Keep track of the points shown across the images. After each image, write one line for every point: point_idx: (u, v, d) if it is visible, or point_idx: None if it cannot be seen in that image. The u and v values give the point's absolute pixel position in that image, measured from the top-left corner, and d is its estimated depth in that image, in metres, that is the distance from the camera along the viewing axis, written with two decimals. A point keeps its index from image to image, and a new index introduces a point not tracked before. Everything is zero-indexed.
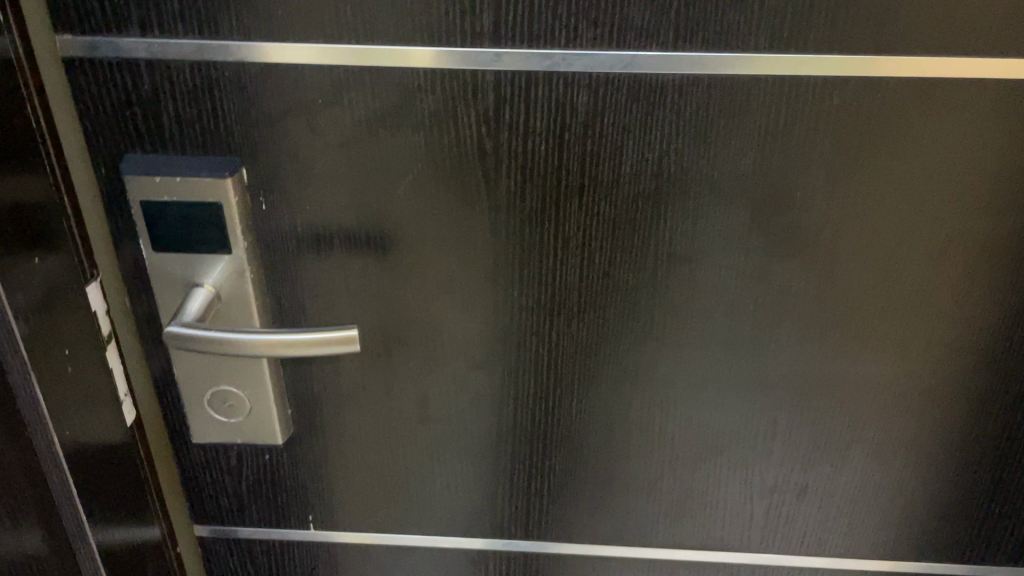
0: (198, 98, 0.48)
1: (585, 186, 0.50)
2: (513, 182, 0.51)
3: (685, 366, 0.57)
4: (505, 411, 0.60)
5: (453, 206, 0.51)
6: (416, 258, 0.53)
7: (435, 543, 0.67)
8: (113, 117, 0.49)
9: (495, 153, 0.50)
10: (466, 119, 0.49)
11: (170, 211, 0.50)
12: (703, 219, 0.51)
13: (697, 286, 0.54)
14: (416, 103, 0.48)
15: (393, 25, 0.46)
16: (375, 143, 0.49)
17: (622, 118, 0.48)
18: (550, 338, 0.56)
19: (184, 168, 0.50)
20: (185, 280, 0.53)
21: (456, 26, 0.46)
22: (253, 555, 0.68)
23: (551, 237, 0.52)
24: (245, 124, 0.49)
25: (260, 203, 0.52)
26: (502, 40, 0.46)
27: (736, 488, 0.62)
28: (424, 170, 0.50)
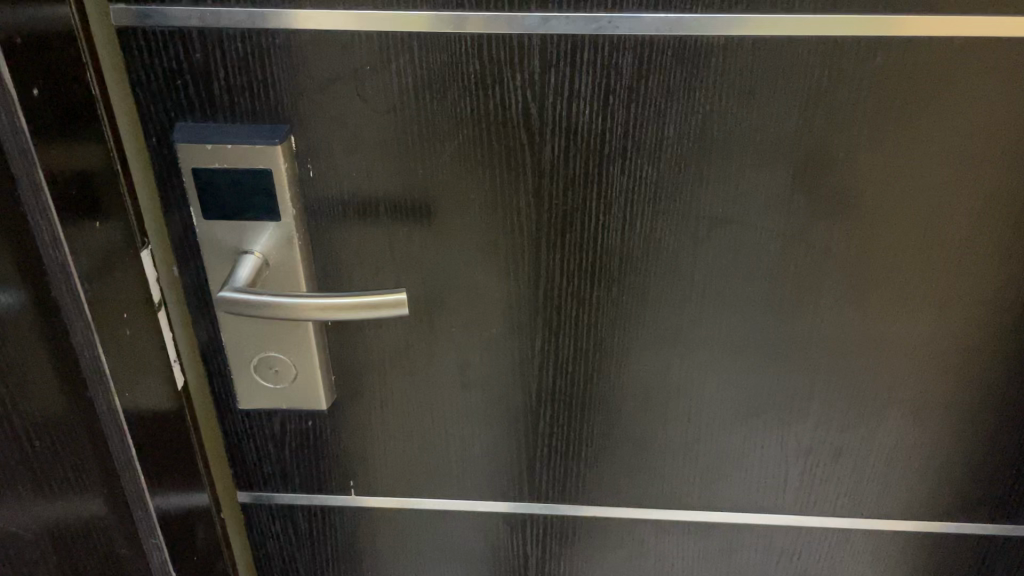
0: (248, 65, 0.49)
1: (629, 150, 0.51)
2: (557, 146, 0.51)
3: (723, 329, 0.58)
4: (544, 375, 0.61)
5: (498, 171, 0.52)
6: (460, 224, 0.54)
7: (473, 507, 0.68)
8: (164, 86, 0.50)
9: (540, 118, 0.50)
10: (511, 83, 0.49)
11: (219, 178, 0.51)
12: (744, 182, 0.52)
13: (737, 249, 0.54)
14: (462, 68, 0.49)
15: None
16: (422, 108, 0.50)
17: (666, 81, 0.49)
18: (591, 302, 0.57)
19: (232, 135, 0.51)
20: (233, 247, 0.54)
21: None
22: (295, 521, 0.70)
23: (594, 201, 0.53)
24: (294, 92, 0.50)
25: (308, 170, 0.53)
26: (548, 4, 0.47)
27: (772, 450, 0.63)
28: (469, 135, 0.51)
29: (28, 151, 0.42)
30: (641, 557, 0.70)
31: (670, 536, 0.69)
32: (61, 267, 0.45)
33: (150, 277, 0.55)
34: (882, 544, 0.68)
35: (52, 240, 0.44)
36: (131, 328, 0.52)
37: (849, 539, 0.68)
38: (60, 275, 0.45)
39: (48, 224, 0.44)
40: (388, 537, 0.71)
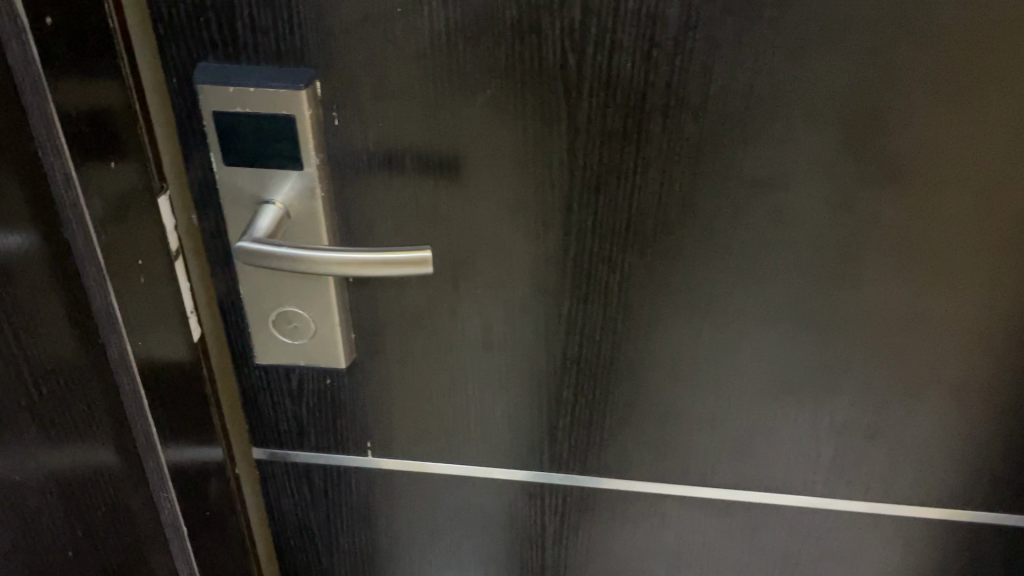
0: (274, 5, 0.47)
1: (670, 106, 0.48)
2: (596, 101, 0.49)
3: (759, 300, 0.55)
4: (570, 340, 0.59)
5: (532, 125, 0.50)
6: (489, 179, 0.52)
7: (491, 473, 0.66)
8: (186, 23, 0.48)
9: (578, 70, 0.48)
10: (549, 31, 0.47)
11: (241, 123, 0.50)
12: (791, 145, 0.49)
13: (778, 216, 0.52)
14: (499, 12, 0.46)
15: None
16: (453, 56, 0.48)
17: (714, 34, 0.46)
18: (622, 267, 0.55)
19: (256, 76, 0.49)
20: (254, 195, 0.53)
21: None
22: (310, 480, 0.68)
23: (630, 161, 0.51)
24: (321, 34, 0.48)
25: (332, 117, 0.51)
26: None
27: (804, 430, 0.61)
28: (501, 86, 0.49)
29: (40, 86, 0.41)
30: (662, 532, 0.68)
31: (692, 513, 0.67)
32: (74, 206, 0.44)
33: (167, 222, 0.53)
34: (911, 532, 0.66)
35: (64, 177, 0.43)
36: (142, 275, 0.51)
37: (879, 525, 0.66)
38: (72, 214, 0.44)
39: (59, 160, 0.43)
40: (403, 501, 0.69)
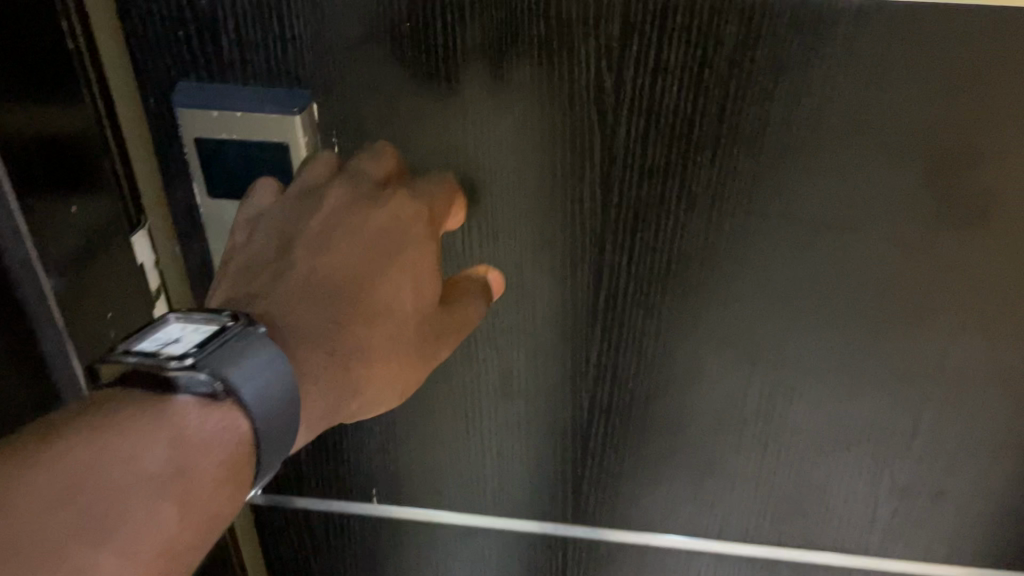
0: (265, 18, 0.41)
1: (723, 136, 0.42)
2: (636, 129, 0.42)
3: (815, 348, 0.49)
4: (599, 386, 0.53)
5: (561, 155, 0.43)
6: (512, 212, 0.46)
7: (508, 525, 0.61)
8: (164, 38, 0.42)
9: (616, 94, 0.41)
10: (583, 50, 0.40)
11: (228, 150, 0.44)
12: (862, 180, 0.42)
13: (842, 258, 0.45)
14: (525, 27, 0.40)
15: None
16: (472, 77, 0.41)
17: (779, 54, 0.39)
18: (660, 311, 0.49)
19: (243, 97, 0.42)
20: None
21: None
22: (310, 526, 0.63)
23: (674, 196, 0.44)
24: (320, 51, 0.41)
25: (331, 145, 0.45)
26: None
27: (859, 488, 0.54)
28: (527, 110, 0.42)
29: None
30: None
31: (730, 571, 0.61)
32: (26, 264, 0.39)
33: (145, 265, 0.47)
34: None
35: (14, 231, 0.38)
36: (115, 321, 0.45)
37: None
38: (25, 270, 0.40)
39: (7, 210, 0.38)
40: (412, 550, 0.64)
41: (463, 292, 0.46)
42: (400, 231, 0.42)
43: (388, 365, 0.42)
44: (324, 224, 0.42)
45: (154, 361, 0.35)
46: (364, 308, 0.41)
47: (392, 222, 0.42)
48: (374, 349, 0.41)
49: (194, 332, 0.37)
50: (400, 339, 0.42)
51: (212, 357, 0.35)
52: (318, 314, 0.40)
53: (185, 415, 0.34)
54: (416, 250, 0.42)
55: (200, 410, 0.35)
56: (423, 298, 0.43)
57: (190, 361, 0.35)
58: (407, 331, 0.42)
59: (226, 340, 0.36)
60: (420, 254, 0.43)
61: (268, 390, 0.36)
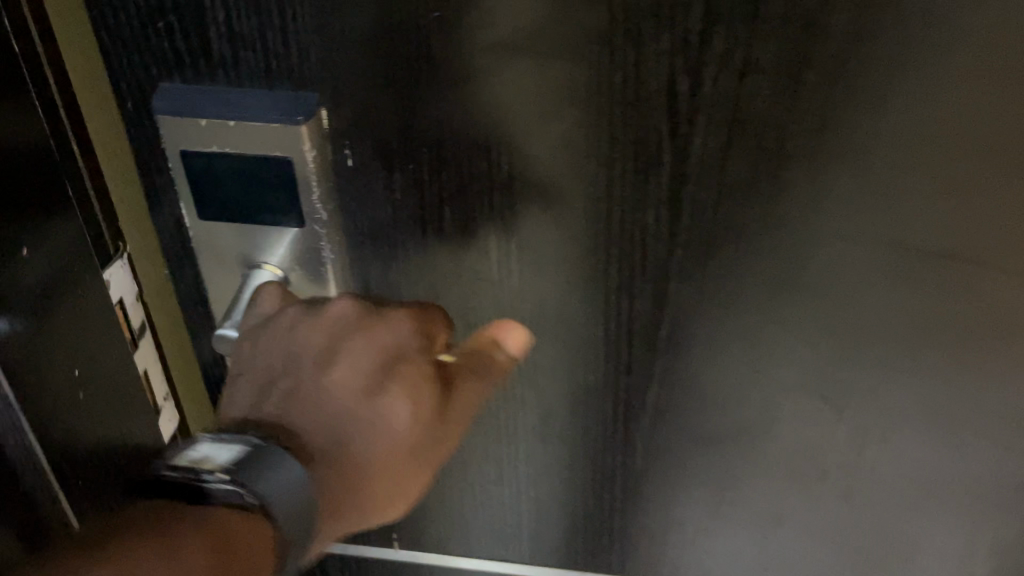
0: (260, 6, 0.33)
1: (821, 150, 0.34)
2: (714, 141, 0.34)
3: (914, 394, 0.41)
4: (655, 430, 0.46)
5: (621, 170, 0.36)
6: (560, 236, 0.39)
7: (547, 569, 0.54)
8: (139, 33, 0.34)
9: (692, 99, 0.33)
10: (652, 45, 0.32)
11: (220, 165, 0.36)
12: (992, 203, 0.35)
13: (957, 294, 0.38)
14: (580, 16, 0.32)
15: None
16: (513, 78, 0.34)
17: (899, 51, 0.31)
18: (731, 349, 0.41)
19: (234, 103, 0.35)
20: (241, 256, 0.40)
21: None
22: (326, 569, 0.57)
23: (756, 219, 0.37)
24: (328, 47, 0.34)
25: (345, 156, 0.37)
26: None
27: (952, 543, 0.48)
28: (580, 117, 0.35)
29: None
30: None
31: None
32: None
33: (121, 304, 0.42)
34: None
35: None
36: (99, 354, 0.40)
37: None
38: None
39: None
40: None
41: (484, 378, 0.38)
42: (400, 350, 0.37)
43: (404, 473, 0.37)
44: (324, 344, 0.37)
45: (194, 475, 0.33)
46: (357, 439, 0.36)
47: (389, 342, 0.37)
48: (380, 468, 0.36)
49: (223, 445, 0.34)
50: (402, 467, 0.37)
51: (246, 468, 0.33)
52: (318, 440, 0.36)
53: (217, 523, 0.32)
54: (410, 369, 0.36)
55: (234, 524, 0.32)
56: (422, 420, 0.36)
57: (226, 476, 0.33)
58: (406, 453, 0.36)
59: (259, 456, 0.33)
60: (415, 373, 0.36)
61: (298, 497, 0.33)
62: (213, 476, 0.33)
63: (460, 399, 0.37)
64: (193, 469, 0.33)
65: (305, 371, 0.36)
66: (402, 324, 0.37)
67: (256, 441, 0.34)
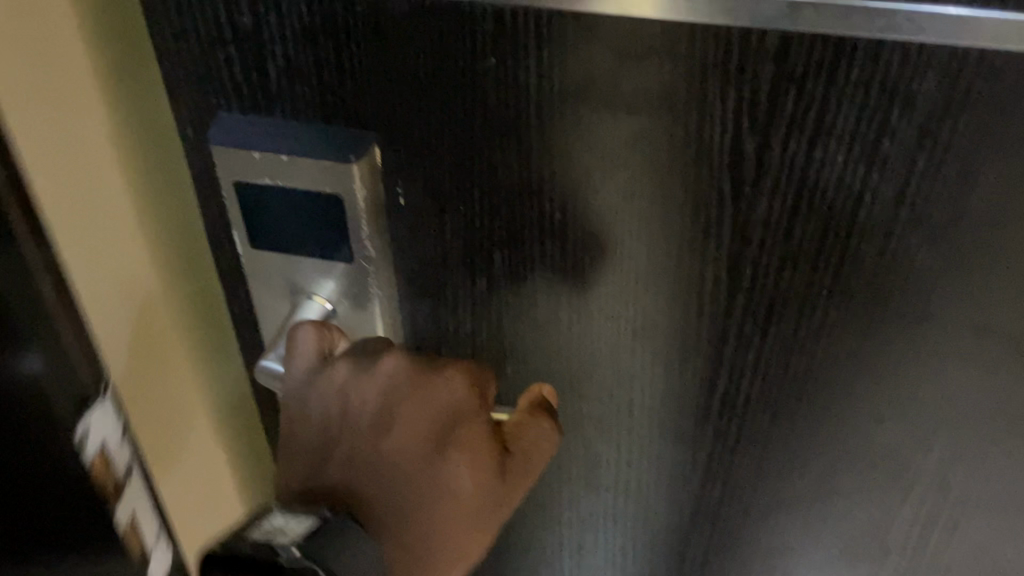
0: (318, 44, 0.33)
1: (897, 224, 0.32)
2: (781, 206, 0.32)
3: (987, 485, 0.38)
4: (704, 490, 0.44)
5: (679, 229, 0.34)
6: (613, 289, 0.37)
7: None
8: (201, 64, 0.34)
9: (759, 162, 0.31)
10: (719, 104, 0.30)
11: (273, 200, 0.36)
12: None
13: None
14: (644, 69, 0.30)
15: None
16: (571, 128, 0.32)
17: (992, 127, 0.28)
18: (787, 418, 0.39)
19: (288, 138, 0.35)
20: (291, 287, 0.39)
21: None
22: None
23: (823, 289, 0.34)
24: (383, 88, 0.33)
25: (396, 195, 0.36)
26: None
27: None
28: (639, 171, 0.33)
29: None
30: None
31: None
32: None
33: (103, 450, 0.33)
34: None
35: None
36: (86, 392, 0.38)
37: None
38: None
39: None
40: None
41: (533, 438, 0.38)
42: (457, 412, 0.36)
43: (472, 529, 0.37)
44: (380, 410, 0.36)
45: (266, 544, 0.32)
46: (421, 502, 0.36)
47: (446, 404, 0.36)
48: (451, 525, 0.36)
49: (295, 522, 0.34)
50: (468, 525, 0.37)
51: (318, 539, 0.33)
52: (383, 505, 0.36)
53: None
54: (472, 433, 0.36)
55: None
56: (484, 483, 0.37)
57: (299, 546, 0.32)
58: (471, 513, 0.37)
59: (333, 532, 0.33)
60: (476, 438, 0.36)
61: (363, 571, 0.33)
62: (285, 553, 0.32)
63: (519, 457, 0.38)
64: (266, 538, 0.32)
65: (360, 435, 0.36)
66: (456, 387, 0.36)
67: (326, 514, 0.34)
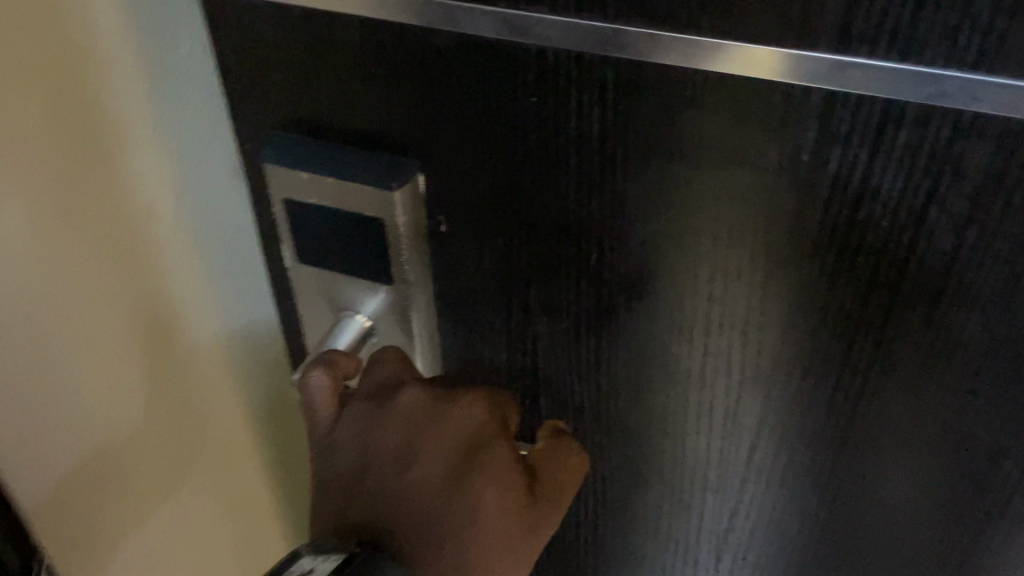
0: (365, 74, 0.33)
1: (945, 294, 0.30)
2: (821, 265, 0.31)
3: None
4: (738, 541, 0.43)
5: (716, 279, 0.33)
6: (648, 335, 0.36)
7: None
8: (260, 87, 0.36)
9: (799, 218, 0.30)
10: (760, 158, 0.29)
11: (321, 217, 0.38)
12: None
13: None
14: (684, 119, 0.30)
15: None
16: (609, 171, 0.32)
17: None
18: (824, 481, 0.38)
19: (330, 157, 0.36)
20: (336, 303, 0.41)
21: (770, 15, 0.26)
22: None
23: (865, 355, 0.33)
24: (425, 120, 0.34)
25: (437, 224, 0.37)
26: (858, 44, 0.26)
27: None
28: (677, 218, 0.32)
29: None
30: None
31: None
32: None
33: None
34: None
35: None
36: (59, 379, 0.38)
37: None
38: None
39: None
40: None
41: (558, 463, 0.38)
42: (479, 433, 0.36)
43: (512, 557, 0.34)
44: (402, 437, 0.36)
45: None
46: (452, 527, 0.33)
47: (468, 425, 0.36)
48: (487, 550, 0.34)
49: (324, 562, 0.31)
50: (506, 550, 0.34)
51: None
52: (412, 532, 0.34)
53: None
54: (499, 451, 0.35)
55: None
56: (519, 504, 0.35)
57: None
58: (508, 539, 0.34)
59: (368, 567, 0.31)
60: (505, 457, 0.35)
61: None
62: None
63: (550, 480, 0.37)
64: None
65: (386, 459, 0.35)
66: (477, 407, 0.36)
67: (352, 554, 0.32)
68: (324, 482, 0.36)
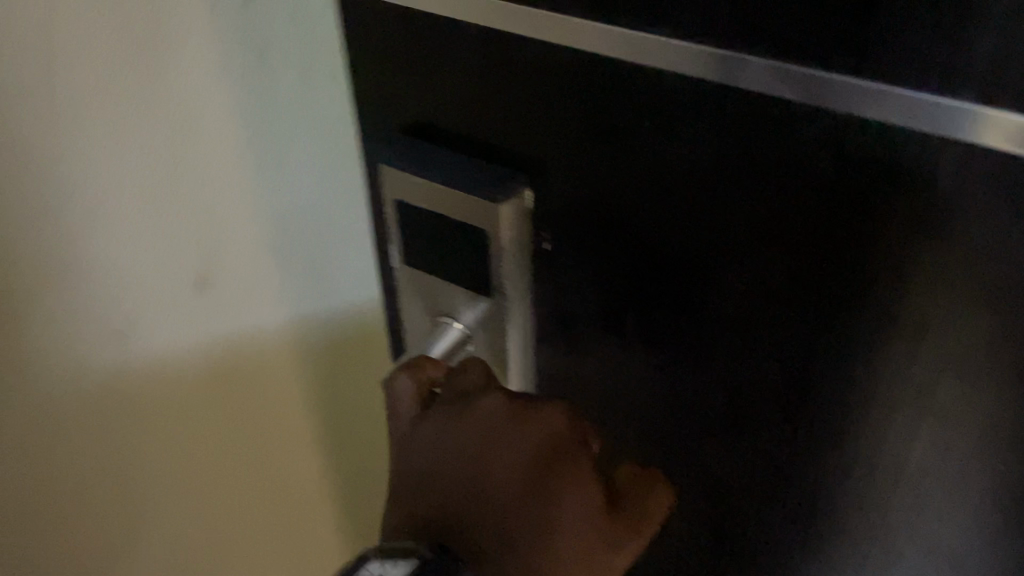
0: (485, 86, 0.34)
1: None
2: (945, 356, 0.27)
3: None
4: None
5: (822, 354, 0.29)
6: (741, 402, 0.33)
7: None
8: (395, 92, 0.38)
9: (924, 294, 0.26)
10: (888, 219, 0.26)
11: (430, 223, 0.38)
12: None
13: None
14: (804, 164, 0.27)
15: (780, 28, 0.25)
16: (715, 213, 0.29)
17: None
18: None
19: (441, 162, 0.36)
20: (438, 310, 0.41)
21: (904, 57, 0.24)
22: None
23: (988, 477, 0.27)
24: (538, 137, 0.33)
25: (541, 242, 0.36)
26: (993, 96, 0.23)
27: None
28: (786, 276, 0.29)
29: None
30: None
31: None
32: None
33: None
34: None
35: None
36: (127, 345, 0.40)
37: None
38: None
39: None
40: None
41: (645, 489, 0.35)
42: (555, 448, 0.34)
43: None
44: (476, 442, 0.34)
45: None
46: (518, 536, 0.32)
47: (544, 438, 0.34)
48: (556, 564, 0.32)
49: (392, 568, 0.30)
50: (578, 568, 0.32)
51: None
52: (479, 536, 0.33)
53: None
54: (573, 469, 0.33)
55: None
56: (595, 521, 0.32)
57: None
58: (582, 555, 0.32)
59: None
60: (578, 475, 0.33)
61: None
62: None
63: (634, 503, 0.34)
64: None
65: (462, 460, 0.34)
66: (554, 420, 0.34)
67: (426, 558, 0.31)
68: (402, 477, 0.36)
